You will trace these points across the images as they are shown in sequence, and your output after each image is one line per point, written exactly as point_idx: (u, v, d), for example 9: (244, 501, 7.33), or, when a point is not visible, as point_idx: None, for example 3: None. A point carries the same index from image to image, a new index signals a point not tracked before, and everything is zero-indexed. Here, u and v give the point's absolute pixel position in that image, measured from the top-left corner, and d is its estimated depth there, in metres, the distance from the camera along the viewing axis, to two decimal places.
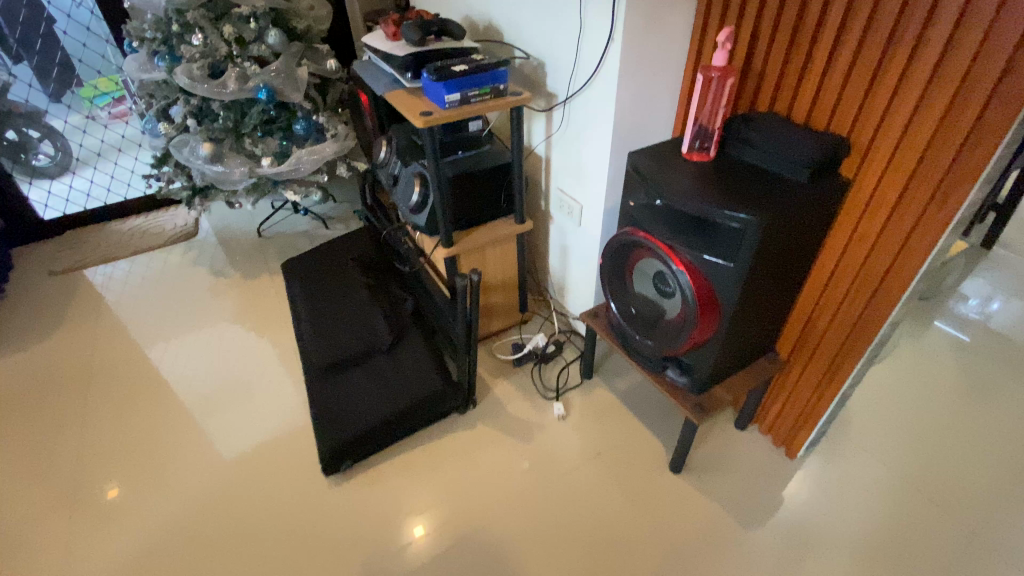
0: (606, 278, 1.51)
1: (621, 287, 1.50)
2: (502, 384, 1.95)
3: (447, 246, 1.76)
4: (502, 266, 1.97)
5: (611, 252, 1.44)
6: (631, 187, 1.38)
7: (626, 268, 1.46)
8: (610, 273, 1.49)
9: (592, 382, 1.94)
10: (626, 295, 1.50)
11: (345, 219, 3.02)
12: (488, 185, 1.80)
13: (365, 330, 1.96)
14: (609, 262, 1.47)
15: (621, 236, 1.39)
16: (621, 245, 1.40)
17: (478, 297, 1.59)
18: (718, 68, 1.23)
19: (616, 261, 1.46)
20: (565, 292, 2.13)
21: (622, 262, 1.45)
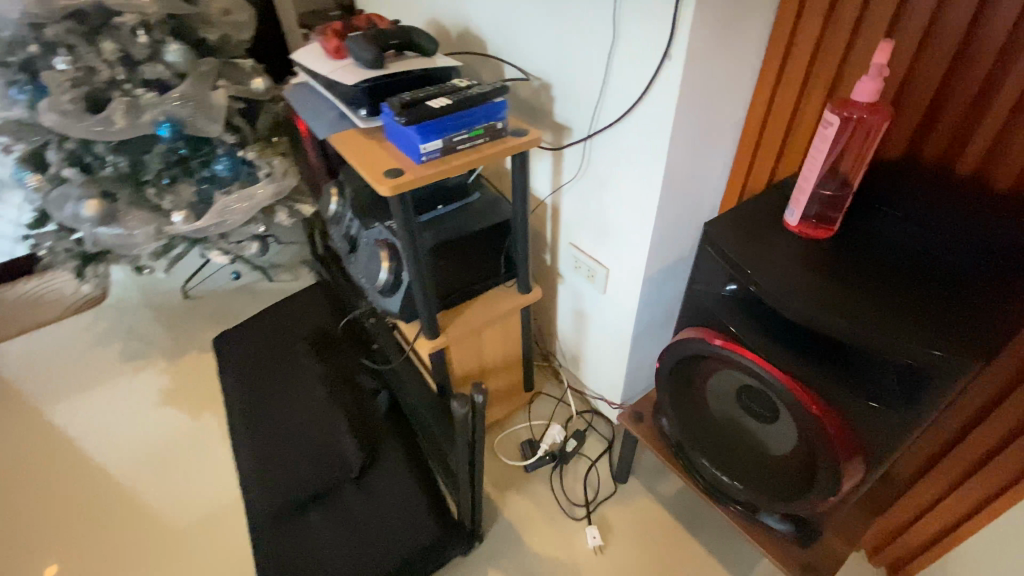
0: (665, 383, 1.10)
1: (688, 394, 1.08)
2: (514, 500, 1.52)
3: (432, 340, 1.30)
4: (503, 347, 1.52)
5: (676, 355, 1.02)
6: (704, 273, 0.94)
7: (696, 374, 1.04)
8: (672, 378, 1.08)
9: (629, 489, 1.53)
10: (695, 404, 1.09)
11: (293, 266, 2.49)
12: (481, 251, 1.34)
13: (329, 446, 1.49)
14: (672, 365, 1.05)
15: (693, 339, 0.96)
16: (692, 351, 0.97)
17: (483, 424, 1.13)
18: (863, 106, 0.80)
19: (682, 364, 1.04)
20: (580, 365, 1.69)
21: (690, 367, 1.03)
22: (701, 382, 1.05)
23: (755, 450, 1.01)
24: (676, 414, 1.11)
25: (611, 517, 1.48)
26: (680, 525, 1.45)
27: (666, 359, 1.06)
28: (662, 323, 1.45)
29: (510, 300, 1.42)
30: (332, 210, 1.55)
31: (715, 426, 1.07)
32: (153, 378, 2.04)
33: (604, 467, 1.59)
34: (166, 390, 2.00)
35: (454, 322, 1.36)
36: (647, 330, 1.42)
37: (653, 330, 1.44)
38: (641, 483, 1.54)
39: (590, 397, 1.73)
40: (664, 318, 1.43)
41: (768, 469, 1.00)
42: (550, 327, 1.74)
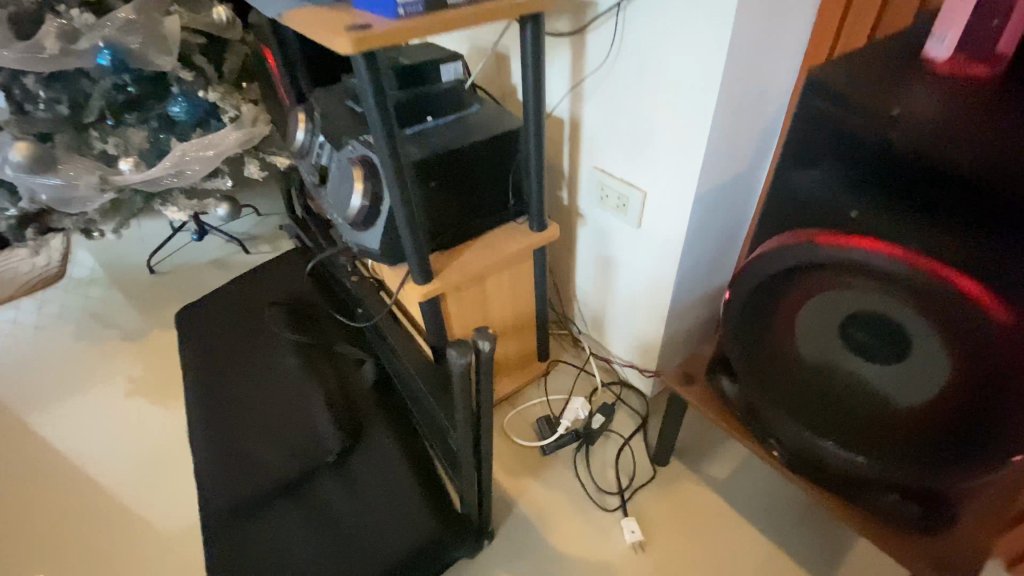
0: (733, 321, 0.82)
1: (763, 338, 0.81)
2: (531, 489, 1.24)
3: (423, 286, 1.02)
4: (513, 303, 1.24)
5: (754, 276, 0.76)
6: (803, 150, 0.67)
7: (779, 307, 0.77)
8: (743, 315, 0.81)
9: (672, 473, 1.25)
10: (770, 352, 0.81)
11: (273, 238, 2.22)
12: (484, 172, 1.05)
13: (300, 429, 1.21)
14: (747, 291, 0.78)
15: (784, 248, 0.70)
16: (782, 264, 0.71)
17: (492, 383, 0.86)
18: None
19: (760, 291, 0.77)
20: (606, 327, 1.41)
21: (771, 295, 0.77)
22: (785, 319, 0.78)
23: (863, 409, 0.74)
24: (747, 364, 0.84)
25: (651, 507, 1.19)
26: (739, 515, 1.17)
27: (738, 285, 0.79)
28: (710, 264, 1.19)
29: (521, 238, 1.12)
30: (298, 142, 1.27)
31: (801, 382, 0.80)
32: (107, 358, 1.75)
33: (639, 447, 1.31)
34: (122, 370, 1.69)
35: (450, 264, 1.07)
36: (693, 271, 1.16)
37: (699, 273, 1.18)
38: (686, 465, 1.26)
39: (617, 366, 1.45)
40: (715, 255, 1.17)
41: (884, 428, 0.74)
42: (568, 285, 1.47)
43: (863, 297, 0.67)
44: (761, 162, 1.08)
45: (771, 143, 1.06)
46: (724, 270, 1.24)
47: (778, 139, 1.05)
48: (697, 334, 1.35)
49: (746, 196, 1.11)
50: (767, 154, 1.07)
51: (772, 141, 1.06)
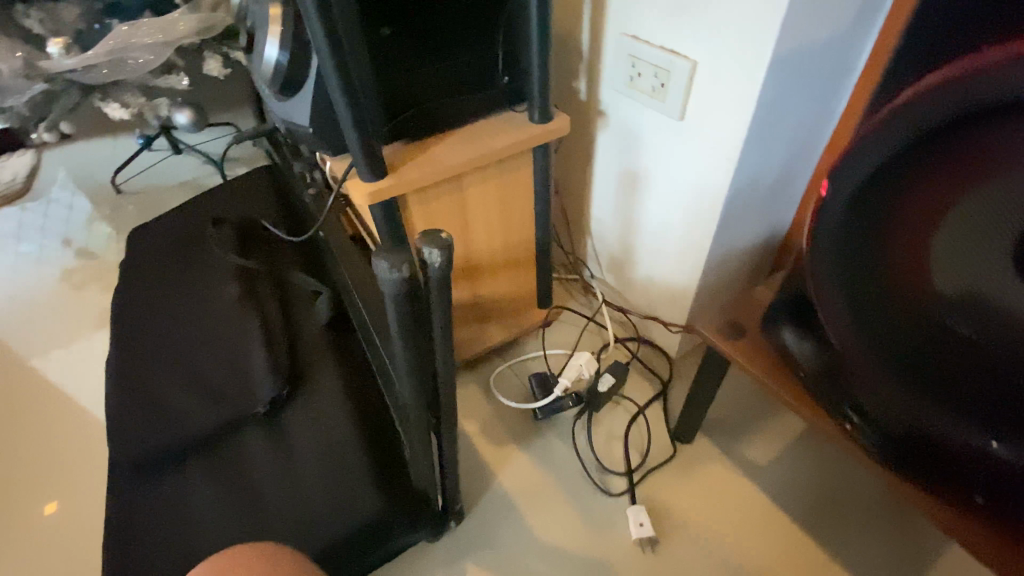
0: (825, 241, 0.55)
1: (869, 265, 0.53)
2: (516, 462, 0.99)
3: (372, 184, 0.74)
4: (503, 225, 0.95)
5: (865, 156, 0.49)
6: None
7: (905, 209, 0.48)
8: (841, 232, 0.53)
9: (696, 453, 0.98)
10: (877, 287, 0.53)
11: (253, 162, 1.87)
12: (461, 28, 0.74)
13: (228, 374, 0.96)
14: (852, 188, 0.51)
15: (921, 95, 0.45)
16: (916, 121, 0.45)
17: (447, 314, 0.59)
18: None
19: (874, 183, 0.49)
20: (626, 270, 1.12)
21: (892, 188, 0.48)
22: (913, 228, 0.48)
23: None
24: (838, 309, 0.56)
25: (665, 494, 0.93)
26: (781, 514, 0.90)
27: (837, 181, 0.52)
28: (771, 183, 0.88)
29: (514, 132, 0.82)
30: (234, 2, 0.96)
31: (925, 335, 0.52)
32: (44, 278, 1.52)
33: (656, 419, 1.04)
34: (62, 293, 1.47)
35: (414, 160, 0.78)
36: (748, 191, 0.85)
37: (756, 194, 0.87)
38: (716, 445, 0.98)
39: (636, 320, 1.17)
40: (781, 167, 0.85)
41: None
42: (580, 214, 1.16)
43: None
44: (867, 27, 0.74)
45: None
46: (788, 194, 0.94)
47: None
48: (741, 281, 1.06)
49: (833, 83, 0.79)
50: (877, 14, 0.74)
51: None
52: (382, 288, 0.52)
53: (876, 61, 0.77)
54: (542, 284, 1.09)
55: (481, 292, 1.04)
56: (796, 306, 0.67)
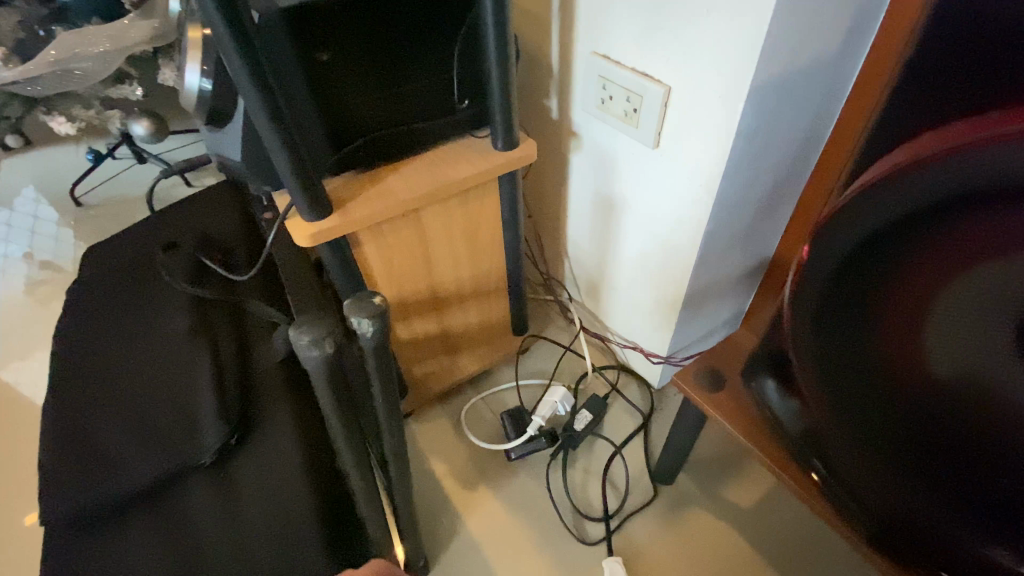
0: (807, 306, 0.49)
1: (851, 335, 0.49)
2: (486, 506, 0.93)
3: (314, 223, 0.66)
4: (469, 256, 0.88)
5: (853, 227, 0.43)
6: None
7: (888, 278, 0.44)
8: (822, 299, 0.48)
9: (677, 496, 0.92)
10: (858, 359, 0.49)
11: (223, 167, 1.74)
12: (411, 50, 0.67)
13: (174, 422, 0.84)
14: (837, 255, 0.45)
15: (919, 168, 0.38)
16: (913, 200, 0.39)
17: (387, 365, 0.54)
18: None
19: (862, 255, 0.44)
20: (604, 297, 1.06)
21: (879, 256, 0.43)
22: (895, 301, 0.45)
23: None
24: (818, 377, 0.52)
25: (642, 541, 0.88)
26: (764, 565, 0.85)
27: (820, 246, 0.46)
28: (754, 214, 0.82)
29: (475, 161, 0.75)
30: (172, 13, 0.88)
31: (908, 414, 0.48)
32: None
33: (636, 458, 0.98)
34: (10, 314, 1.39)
35: (363, 193, 0.71)
36: (729, 225, 0.80)
37: (737, 226, 0.81)
38: (697, 487, 0.93)
39: (615, 347, 1.11)
40: (763, 197, 0.80)
41: None
42: (557, 237, 1.10)
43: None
44: (856, 54, 0.69)
45: (877, 23, 0.67)
46: (769, 225, 0.88)
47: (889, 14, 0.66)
48: (723, 309, 1.01)
49: (819, 110, 0.72)
50: (867, 41, 0.68)
51: (875, 16, 0.66)
52: (300, 360, 0.48)
53: (865, 89, 0.71)
54: (515, 313, 1.03)
55: (449, 324, 0.97)
56: (775, 360, 0.61)
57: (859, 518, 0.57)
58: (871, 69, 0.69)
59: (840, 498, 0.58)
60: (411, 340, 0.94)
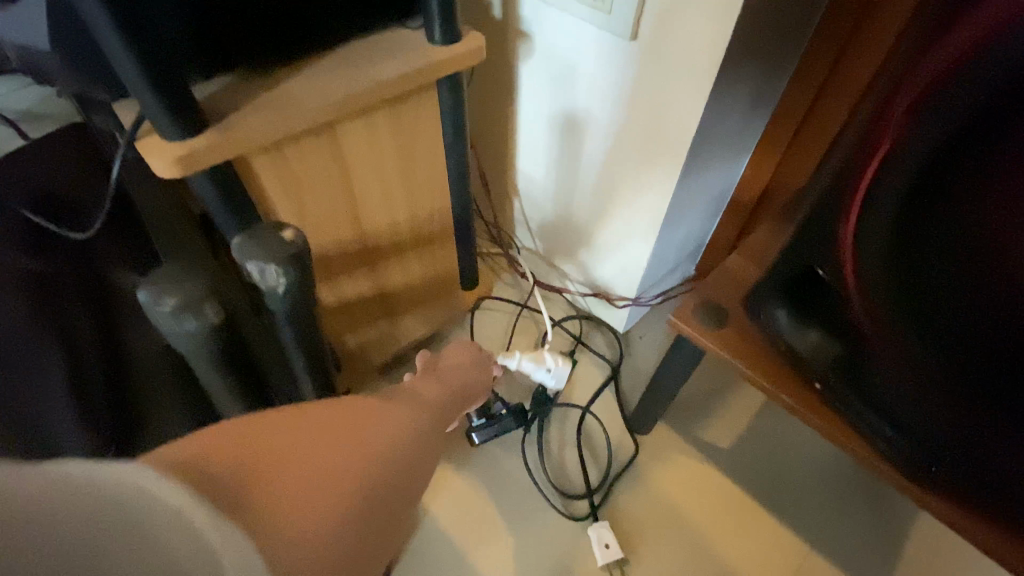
0: (893, 189, 0.40)
1: (946, 213, 0.39)
2: (453, 486, 0.81)
3: (181, 147, 0.46)
4: (404, 191, 0.70)
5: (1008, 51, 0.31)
6: None
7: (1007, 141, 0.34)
8: (925, 160, 0.37)
9: (656, 444, 0.85)
10: (947, 244, 0.40)
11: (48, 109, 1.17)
12: None
13: (1, 426, 0.59)
14: (964, 102, 0.34)
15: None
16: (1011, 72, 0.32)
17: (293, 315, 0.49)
18: None
19: (946, 161, 0.37)
20: (563, 239, 0.94)
21: (973, 147, 0.35)
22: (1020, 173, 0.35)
23: None
24: (882, 275, 0.44)
25: (625, 500, 0.81)
26: (748, 502, 0.81)
27: (938, 86, 0.35)
28: (734, 124, 0.74)
29: (408, 59, 0.56)
30: None
31: (1000, 321, 0.41)
32: None
33: (610, 409, 0.89)
34: None
35: (251, 104, 0.51)
36: (713, 135, 0.70)
37: (717, 138, 0.72)
38: (676, 431, 0.86)
39: (576, 294, 1.00)
40: (744, 105, 0.71)
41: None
42: (504, 173, 0.94)
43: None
44: None
45: None
46: (741, 144, 0.80)
47: None
48: (689, 239, 0.93)
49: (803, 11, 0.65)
50: None
51: None
52: (153, 321, 0.41)
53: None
54: (464, 266, 0.87)
55: (386, 283, 0.80)
56: (790, 287, 0.52)
57: (876, 434, 0.52)
58: None
59: (874, 424, 0.52)
60: (340, 303, 0.77)
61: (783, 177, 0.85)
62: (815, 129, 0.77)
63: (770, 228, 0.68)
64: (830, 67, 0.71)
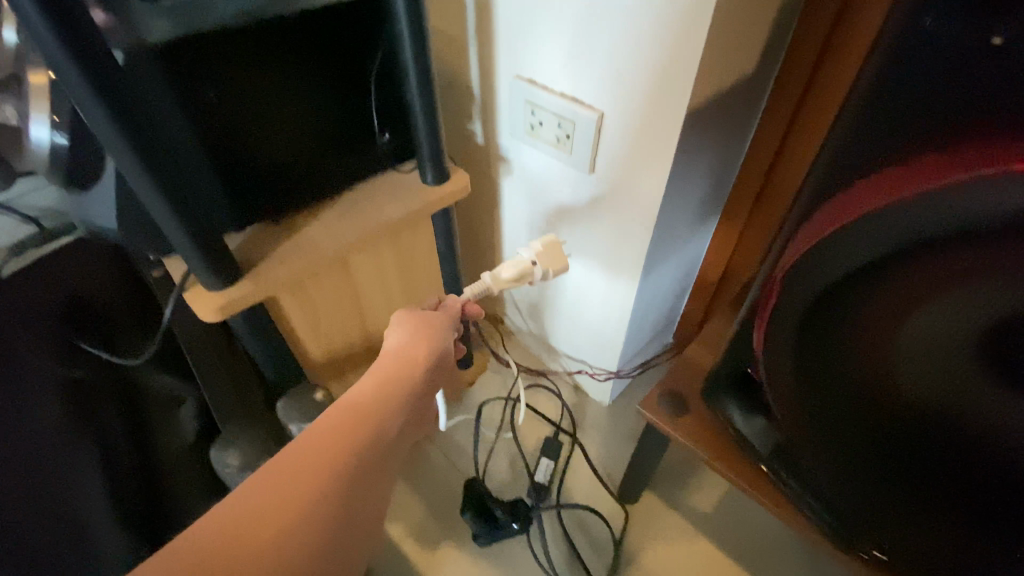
0: (787, 323, 0.46)
1: (835, 342, 0.45)
2: (458, 560, 0.88)
3: (222, 294, 0.57)
4: (404, 296, 0.80)
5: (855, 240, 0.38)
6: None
7: (870, 295, 0.40)
8: (809, 304, 0.43)
9: (644, 512, 0.92)
10: (840, 367, 0.46)
11: None
12: (320, 87, 0.59)
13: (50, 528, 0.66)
14: (829, 275, 0.41)
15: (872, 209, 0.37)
16: (859, 247, 0.38)
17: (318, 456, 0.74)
18: None
19: (827, 304, 0.43)
20: (547, 320, 1.04)
21: (843, 297, 0.42)
22: (878, 321, 0.41)
23: (965, 457, 0.45)
24: (791, 386, 0.50)
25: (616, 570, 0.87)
26: (732, 565, 0.87)
27: (806, 255, 0.41)
28: (685, 228, 0.84)
29: (407, 198, 0.68)
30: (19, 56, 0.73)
31: (894, 425, 0.47)
32: None
33: (599, 479, 0.96)
34: None
35: (277, 250, 0.62)
36: (668, 238, 0.81)
37: (673, 239, 0.83)
38: (661, 498, 0.93)
39: (563, 368, 1.09)
40: (694, 211, 0.82)
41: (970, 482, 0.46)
42: (493, 263, 1.05)
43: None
44: (756, 99, 0.72)
45: (770, 78, 0.72)
46: (696, 239, 0.90)
47: (791, 64, 0.67)
48: (661, 317, 1.02)
49: (732, 144, 0.76)
50: (761, 94, 0.73)
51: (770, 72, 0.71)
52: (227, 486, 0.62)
53: (780, 126, 0.73)
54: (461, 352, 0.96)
55: None
56: (733, 383, 0.60)
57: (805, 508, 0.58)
58: (775, 115, 0.73)
59: (808, 505, 0.58)
60: None
61: (736, 270, 0.93)
62: (757, 231, 0.86)
63: (724, 316, 0.77)
64: (760, 183, 0.80)
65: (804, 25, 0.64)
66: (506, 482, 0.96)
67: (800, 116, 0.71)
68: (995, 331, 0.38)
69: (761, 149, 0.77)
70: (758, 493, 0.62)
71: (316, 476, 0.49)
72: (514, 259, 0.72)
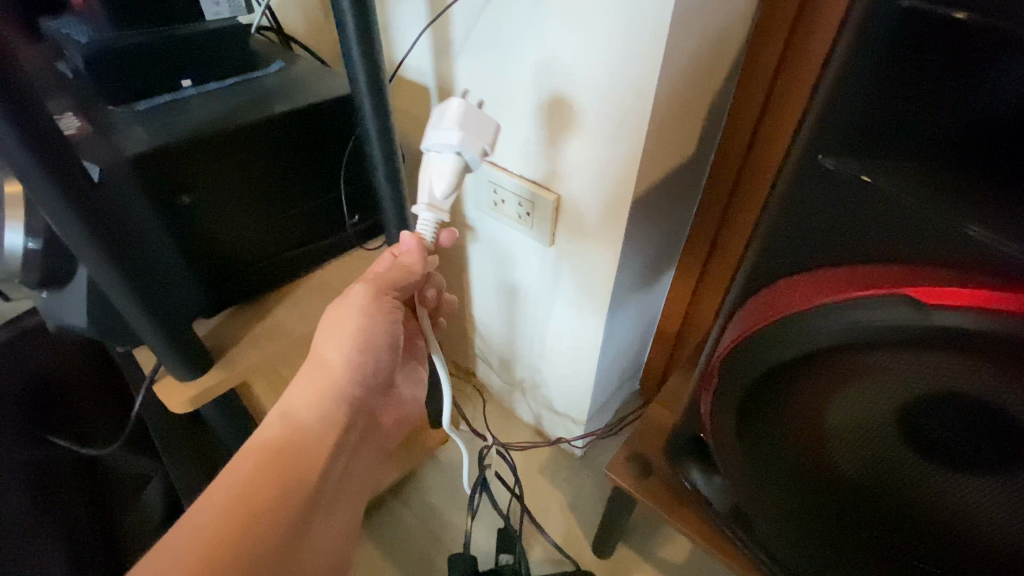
0: (728, 405, 0.50)
1: (772, 419, 0.49)
2: None
3: (192, 384, 0.58)
4: None
5: (785, 334, 0.43)
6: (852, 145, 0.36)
7: (794, 380, 0.45)
8: (745, 388, 0.48)
9: (617, 567, 0.93)
10: (778, 440, 0.51)
11: None
12: (292, 183, 0.63)
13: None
14: (759, 366, 0.45)
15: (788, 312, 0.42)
16: (782, 344, 0.43)
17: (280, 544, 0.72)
18: None
19: (761, 388, 0.47)
20: (518, 376, 1.07)
21: (774, 383, 0.47)
22: (804, 402, 0.46)
23: (892, 518, 0.49)
24: (738, 456, 0.54)
25: None
26: None
27: (737, 348, 0.46)
28: (643, 292, 0.89)
29: None
30: None
31: (829, 488, 0.51)
32: None
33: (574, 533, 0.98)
34: None
35: (248, 335, 0.63)
36: (626, 303, 0.86)
37: (632, 303, 0.88)
38: (633, 551, 0.95)
39: (535, 421, 1.11)
40: (649, 277, 0.87)
41: (898, 543, 0.51)
42: (464, 321, 1.09)
43: (970, 376, 0.38)
44: (698, 181, 0.80)
45: (709, 162, 0.79)
46: (654, 299, 0.96)
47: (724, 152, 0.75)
48: (626, 371, 1.06)
49: (680, 217, 0.83)
50: (702, 176, 0.80)
51: (708, 157, 0.78)
52: None
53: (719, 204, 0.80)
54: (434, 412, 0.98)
55: None
56: (689, 447, 0.64)
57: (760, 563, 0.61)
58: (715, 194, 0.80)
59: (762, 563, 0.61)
60: None
61: (692, 327, 0.99)
62: (708, 292, 0.92)
63: (682, 375, 0.82)
64: (707, 251, 0.87)
65: (735, 116, 0.72)
66: (481, 541, 0.96)
67: (740, 187, 0.78)
68: (905, 415, 0.42)
69: (705, 221, 0.84)
70: (718, 551, 0.64)
71: (214, 555, 0.41)
72: (437, 167, 0.51)
